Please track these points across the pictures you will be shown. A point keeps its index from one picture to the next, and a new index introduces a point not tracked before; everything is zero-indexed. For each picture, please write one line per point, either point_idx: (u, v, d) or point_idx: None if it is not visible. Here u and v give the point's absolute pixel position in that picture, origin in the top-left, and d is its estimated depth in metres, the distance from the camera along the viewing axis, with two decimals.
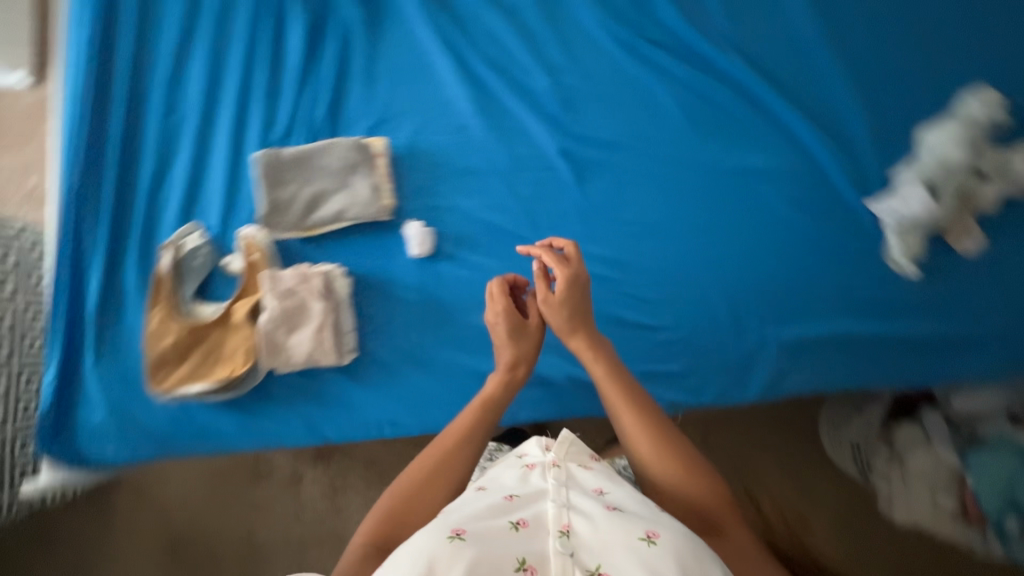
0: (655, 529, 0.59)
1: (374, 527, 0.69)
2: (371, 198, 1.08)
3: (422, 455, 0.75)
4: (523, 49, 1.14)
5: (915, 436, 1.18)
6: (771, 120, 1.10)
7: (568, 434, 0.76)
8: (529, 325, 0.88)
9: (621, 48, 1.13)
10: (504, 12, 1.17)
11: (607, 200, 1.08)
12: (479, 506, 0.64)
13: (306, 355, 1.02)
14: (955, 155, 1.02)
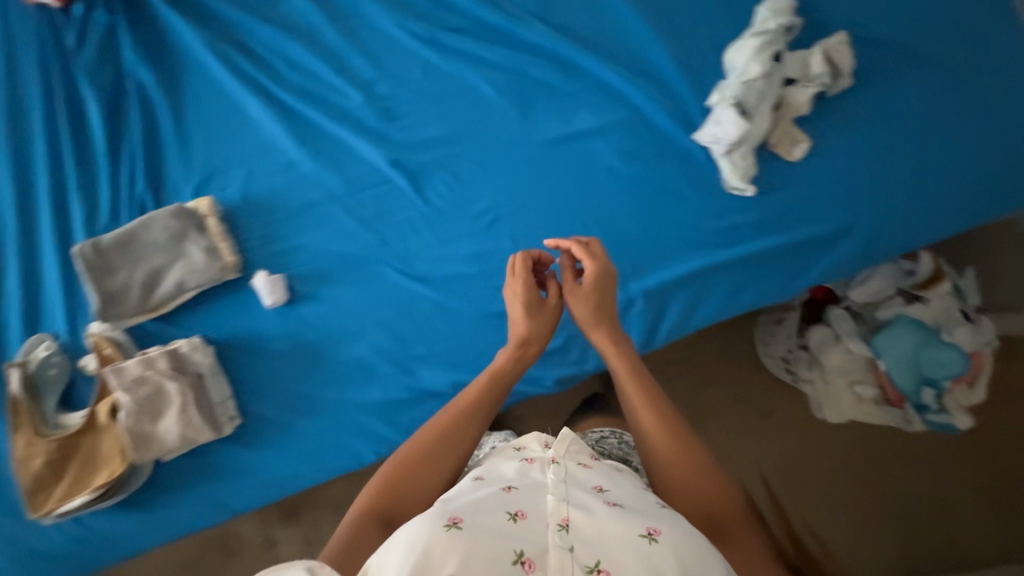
0: (657, 525, 0.51)
1: (370, 507, 0.64)
2: (210, 260, 0.93)
3: (423, 435, 0.71)
4: (332, 72, 1.01)
5: (826, 335, 1.21)
6: (581, 76, 1.00)
7: (568, 431, 0.64)
8: (548, 301, 0.81)
9: (425, 43, 1.02)
10: (304, 35, 1.03)
11: (453, 199, 0.97)
12: (476, 494, 0.54)
13: (180, 441, 0.89)
14: (761, 71, 0.92)
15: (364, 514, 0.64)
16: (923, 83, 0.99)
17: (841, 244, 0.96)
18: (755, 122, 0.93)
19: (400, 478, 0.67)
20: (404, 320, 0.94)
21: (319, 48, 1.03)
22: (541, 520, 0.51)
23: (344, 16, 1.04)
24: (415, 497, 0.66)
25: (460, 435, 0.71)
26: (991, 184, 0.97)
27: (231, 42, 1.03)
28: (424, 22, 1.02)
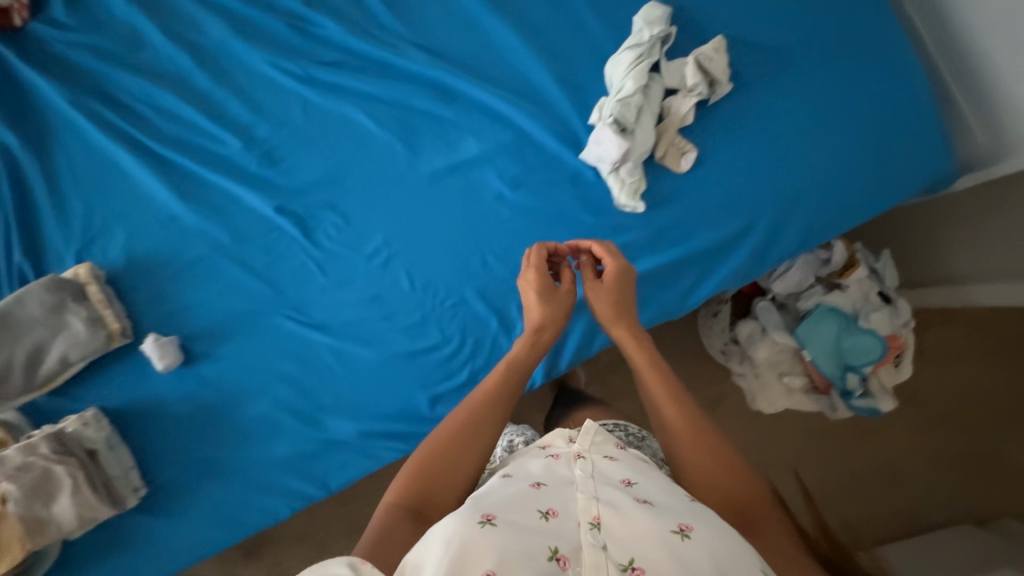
0: (688, 522, 0.54)
1: (406, 487, 0.67)
2: (92, 331, 0.91)
3: (449, 428, 0.73)
4: (208, 118, 0.99)
5: (754, 328, 1.30)
6: (462, 101, 0.99)
7: (591, 425, 0.69)
8: (561, 287, 0.87)
9: (301, 80, 0.99)
10: (170, 82, 1.00)
11: (343, 241, 0.97)
12: (509, 490, 0.59)
13: (78, 521, 0.89)
14: (634, 87, 0.93)
15: (401, 493, 0.67)
16: (809, 83, 1.00)
17: (743, 242, 0.98)
18: (635, 139, 0.94)
19: (435, 458, 0.70)
20: (307, 371, 0.96)
21: (191, 94, 1.00)
22: (572, 517, 0.55)
23: (216, 59, 1.01)
24: (449, 472, 0.69)
25: (488, 415, 0.75)
26: (884, 177, 1.00)
27: (96, 94, 0.99)
28: (298, 60, 1.00)
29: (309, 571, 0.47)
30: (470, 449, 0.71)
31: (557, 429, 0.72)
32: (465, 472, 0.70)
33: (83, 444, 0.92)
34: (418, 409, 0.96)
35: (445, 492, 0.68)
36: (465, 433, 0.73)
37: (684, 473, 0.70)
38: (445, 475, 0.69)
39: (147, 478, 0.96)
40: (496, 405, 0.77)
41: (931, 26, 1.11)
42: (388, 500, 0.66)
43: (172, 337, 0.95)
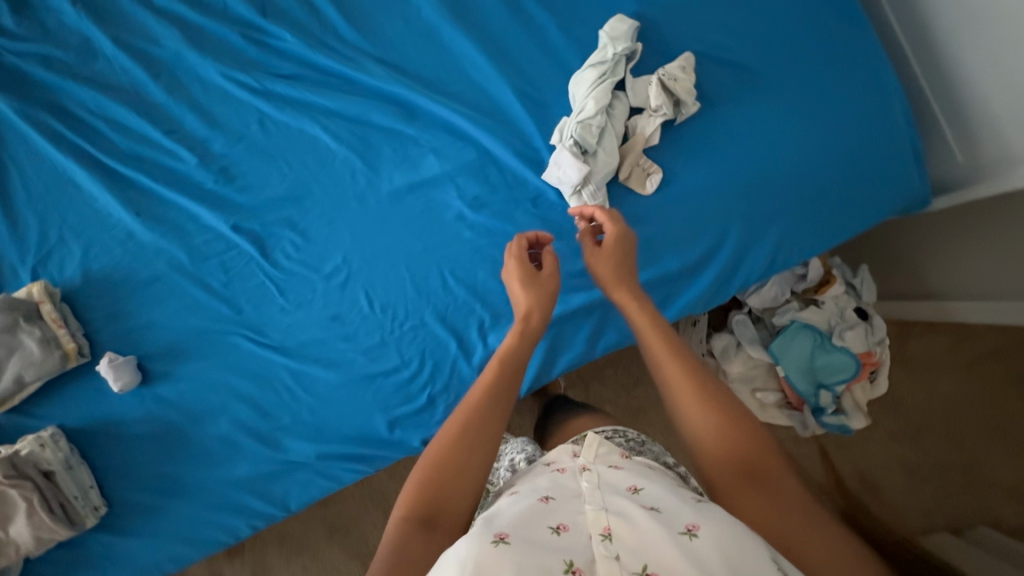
0: (696, 521, 0.55)
1: (415, 496, 0.64)
2: (46, 352, 0.94)
3: (453, 425, 0.70)
4: (161, 133, 1.01)
5: (729, 342, 1.33)
6: (423, 118, 1.00)
7: (593, 439, 0.74)
8: (541, 274, 0.88)
9: (259, 94, 1.01)
10: (128, 95, 1.02)
11: (302, 260, 1.00)
12: (519, 508, 0.60)
13: (36, 541, 0.92)
14: (595, 108, 0.92)
15: (409, 503, 0.64)
16: (778, 104, 0.99)
17: (709, 264, 0.99)
18: (595, 161, 0.94)
19: (440, 462, 0.67)
20: (265, 391, 0.99)
21: (145, 107, 1.02)
22: (583, 531, 0.56)
23: (172, 72, 1.02)
24: (457, 477, 0.66)
25: (491, 409, 0.73)
26: (856, 198, 1.00)
27: (50, 108, 1.01)
28: (255, 72, 1.01)
29: None
30: (476, 448, 0.69)
31: (563, 447, 0.76)
32: (473, 474, 0.67)
33: (38, 466, 0.93)
34: (378, 432, 0.99)
35: (455, 497, 0.65)
36: (468, 432, 0.70)
37: (685, 431, 0.69)
38: (454, 480, 0.66)
39: (106, 497, 0.99)
40: (498, 398, 0.75)
41: (911, 34, 1.06)
42: (397, 512, 0.63)
43: (128, 357, 0.98)
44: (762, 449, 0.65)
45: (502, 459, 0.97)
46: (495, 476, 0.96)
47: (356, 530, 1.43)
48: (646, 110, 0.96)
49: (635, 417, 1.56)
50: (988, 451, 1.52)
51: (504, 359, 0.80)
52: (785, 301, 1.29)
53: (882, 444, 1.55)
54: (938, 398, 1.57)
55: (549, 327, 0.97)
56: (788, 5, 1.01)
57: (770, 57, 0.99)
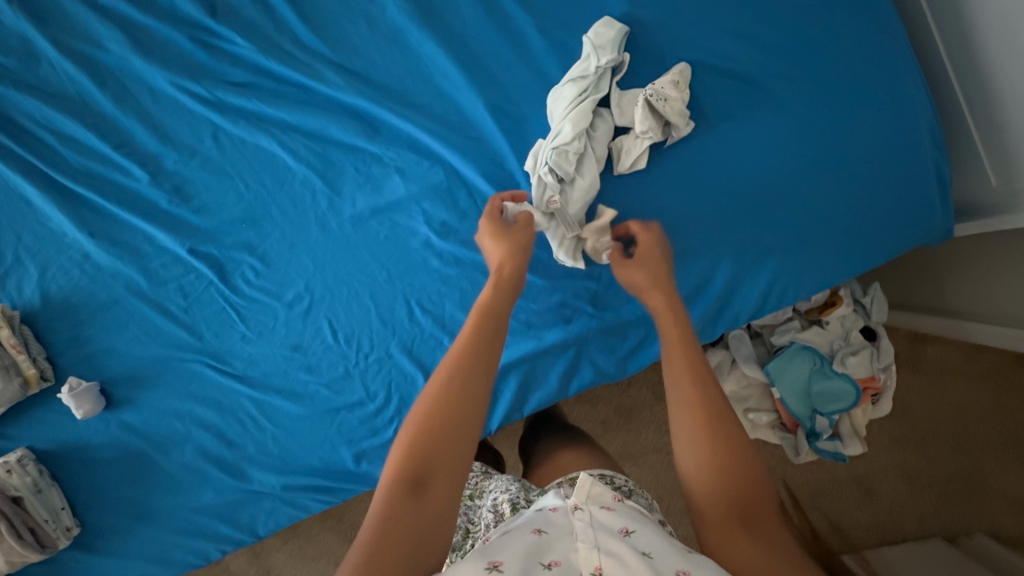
0: (686, 567, 0.51)
1: (402, 458, 0.58)
2: (6, 379, 0.90)
3: (446, 371, 0.64)
4: (112, 147, 0.95)
5: (724, 358, 1.24)
6: (387, 133, 0.94)
7: (585, 477, 0.65)
8: (515, 227, 0.82)
9: (212, 106, 0.95)
10: (75, 104, 0.95)
11: (263, 286, 0.95)
12: (509, 543, 0.56)
13: (9, 563, 0.93)
14: (572, 132, 0.85)
15: (396, 466, 0.57)
16: (781, 123, 0.89)
17: (700, 298, 0.91)
18: (572, 190, 0.86)
19: (428, 423, 0.60)
20: (229, 420, 0.96)
21: (94, 118, 0.96)
22: (574, 569, 0.52)
23: (119, 79, 0.95)
24: (448, 439, 0.59)
25: (478, 361, 0.66)
26: (868, 227, 0.91)
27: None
28: (208, 81, 0.95)
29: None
30: (466, 406, 0.62)
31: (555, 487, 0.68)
32: (463, 432, 0.61)
33: (5, 493, 0.91)
34: (343, 464, 0.96)
35: (445, 458, 0.58)
36: (456, 391, 0.62)
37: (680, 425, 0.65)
38: (443, 442, 0.59)
39: (79, 518, 0.98)
40: (487, 351, 0.67)
41: (946, 35, 0.92)
42: (385, 476, 0.57)
43: (91, 383, 0.95)
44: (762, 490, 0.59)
45: (485, 497, 0.84)
46: (477, 516, 0.83)
47: (349, 515, 1.41)
48: (632, 131, 0.88)
49: (626, 417, 1.41)
50: (997, 459, 1.38)
51: (485, 312, 0.73)
52: (787, 320, 1.22)
53: (881, 449, 1.42)
54: (947, 405, 1.42)
55: (519, 363, 0.92)
56: (793, 10, 0.90)
57: (769, 69, 0.89)
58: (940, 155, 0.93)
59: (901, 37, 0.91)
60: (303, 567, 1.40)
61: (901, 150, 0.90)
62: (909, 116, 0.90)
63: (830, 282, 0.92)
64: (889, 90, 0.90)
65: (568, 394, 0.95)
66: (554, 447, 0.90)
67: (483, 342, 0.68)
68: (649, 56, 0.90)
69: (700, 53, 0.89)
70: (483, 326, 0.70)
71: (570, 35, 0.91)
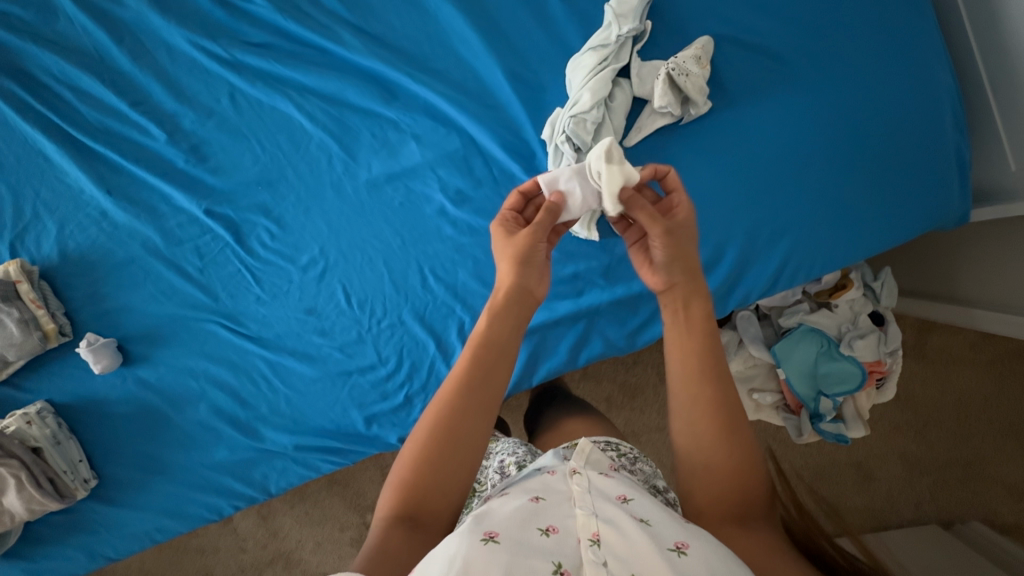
0: (686, 539, 0.53)
1: (394, 497, 0.60)
2: (26, 332, 0.92)
3: (432, 423, 0.63)
4: (128, 105, 0.95)
5: (731, 338, 1.25)
6: (404, 98, 0.94)
7: (584, 443, 0.69)
8: (521, 233, 0.73)
9: (228, 66, 0.94)
10: (92, 60, 0.95)
11: (278, 250, 0.96)
12: (509, 508, 0.57)
13: (29, 511, 0.96)
14: (591, 101, 0.84)
15: (391, 502, 0.59)
16: (803, 101, 0.89)
17: (711, 273, 0.90)
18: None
19: (422, 464, 0.60)
20: (242, 380, 0.98)
21: (111, 76, 0.95)
22: (572, 534, 0.54)
23: (136, 36, 0.95)
24: (441, 479, 0.60)
25: (476, 400, 0.64)
26: (884, 212, 0.91)
27: (11, 72, 0.94)
28: (224, 40, 0.94)
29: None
30: (459, 447, 0.61)
31: (553, 450, 0.70)
32: (457, 470, 0.61)
33: (25, 443, 0.94)
34: (355, 426, 0.98)
35: (439, 496, 0.60)
36: (450, 436, 0.62)
37: (680, 369, 0.67)
38: (435, 484, 0.60)
39: (96, 470, 1.01)
40: (483, 385, 0.65)
41: (974, 13, 0.90)
42: (381, 510, 0.59)
43: (108, 339, 0.97)
44: (754, 472, 0.62)
45: (492, 458, 0.86)
46: (482, 475, 0.85)
47: (354, 482, 1.44)
48: (650, 104, 0.88)
49: (631, 395, 1.42)
50: (1000, 451, 1.39)
51: (482, 346, 0.67)
52: (795, 302, 1.22)
53: (882, 435, 1.43)
54: (951, 393, 1.43)
55: (528, 334, 0.93)
56: None
57: (793, 45, 0.89)
58: (963, 140, 0.92)
59: (929, 14, 0.90)
60: (310, 531, 1.44)
61: (921, 130, 0.90)
62: (932, 98, 0.89)
63: (843, 262, 0.92)
64: (913, 71, 0.89)
65: (577, 365, 0.96)
66: (560, 414, 0.92)
67: (482, 373, 0.65)
68: (670, 30, 0.89)
69: (722, 26, 0.89)
70: (481, 354, 0.66)
71: (591, 5, 0.91)
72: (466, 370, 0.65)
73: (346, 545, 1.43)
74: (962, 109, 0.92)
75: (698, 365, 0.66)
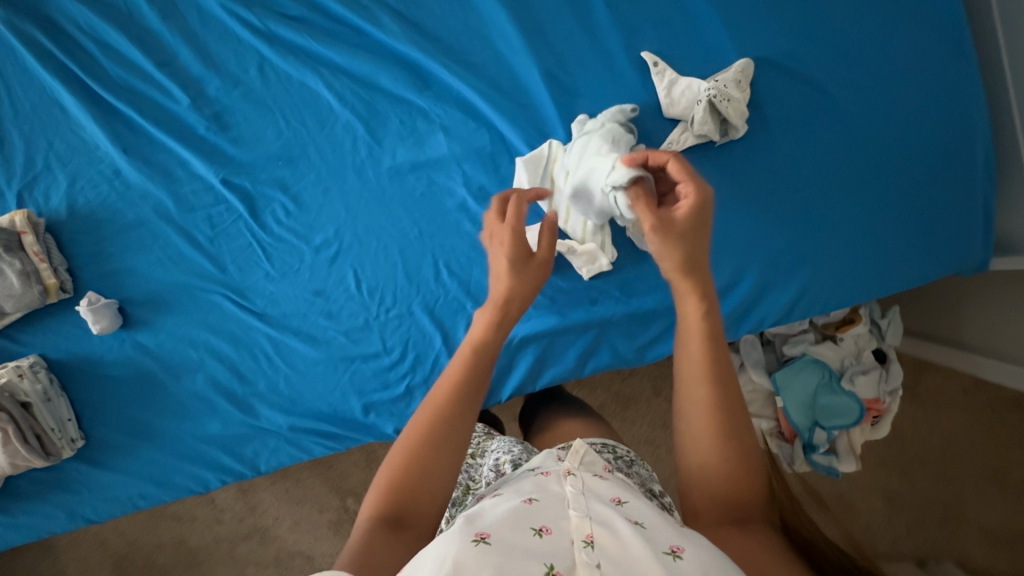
0: (681, 543, 0.52)
1: (382, 495, 0.59)
2: (26, 285, 0.90)
3: (423, 421, 0.64)
4: (154, 65, 0.93)
5: (733, 361, 1.25)
6: (436, 88, 0.92)
7: (579, 444, 0.68)
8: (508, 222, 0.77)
9: (261, 36, 0.92)
10: (121, 15, 0.93)
11: (292, 228, 0.94)
12: (502, 510, 0.57)
13: (13, 466, 0.94)
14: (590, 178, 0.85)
15: (377, 502, 0.58)
16: (836, 134, 0.88)
17: (726, 298, 0.89)
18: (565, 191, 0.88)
19: (411, 463, 0.61)
20: (243, 354, 0.97)
21: (139, 33, 0.93)
22: (565, 535, 0.53)
23: None
24: (429, 475, 0.60)
25: (468, 399, 0.67)
26: (907, 249, 0.90)
27: (36, 19, 0.92)
28: (259, 9, 0.92)
29: None
30: (453, 444, 0.63)
31: (547, 451, 0.70)
32: (444, 473, 0.61)
33: (15, 397, 0.92)
34: (352, 413, 0.97)
35: (427, 497, 0.59)
36: (440, 427, 0.63)
37: (687, 336, 0.68)
38: (421, 479, 0.60)
39: (84, 431, 0.99)
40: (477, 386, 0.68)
41: (1016, 64, 0.90)
42: (365, 511, 0.58)
43: (109, 300, 0.95)
44: (751, 480, 0.61)
45: (487, 456, 0.85)
46: (477, 474, 0.84)
47: (338, 465, 1.44)
48: (684, 122, 0.88)
49: (623, 406, 1.41)
50: (980, 496, 1.39)
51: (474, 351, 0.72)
52: (801, 331, 1.23)
53: (866, 469, 1.44)
54: (939, 435, 1.43)
55: (537, 337, 0.92)
56: (865, 18, 0.88)
57: (832, 76, 0.88)
58: (992, 189, 0.91)
59: (972, 61, 0.89)
60: (288, 509, 1.42)
61: (948, 175, 0.90)
62: (965, 141, 0.89)
63: (860, 298, 0.91)
64: (948, 114, 0.89)
65: (583, 374, 0.95)
66: (556, 414, 0.91)
67: (471, 373, 0.69)
68: (713, 49, 0.89)
69: (764, 51, 0.88)
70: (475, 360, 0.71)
71: (636, 15, 0.89)
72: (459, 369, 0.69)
73: (323, 527, 1.42)
74: (993, 157, 0.92)
75: (699, 372, 0.66)
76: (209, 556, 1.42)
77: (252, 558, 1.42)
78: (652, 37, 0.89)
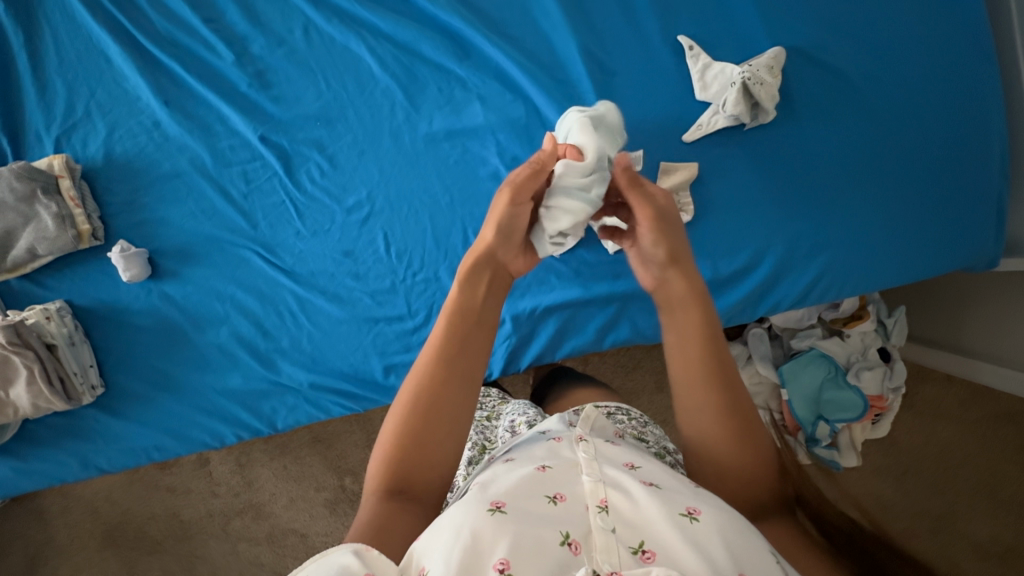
0: (697, 505, 0.52)
1: (382, 471, 0.59)
2: (61, 228, 0.92)
3: (410, 397, 0.62)
4: (201, 21, 0.95)
5: (741, 353, 1.27)
6: (475, 59, 0.95)
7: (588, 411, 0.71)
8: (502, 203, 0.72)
9: None
10: None
11: (326, 187, 0.96)
12: (514, 477, 0.56)
13: (33, 408, 0.94)
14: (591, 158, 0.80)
15: (379, 477, 0.59)
16: (860, 125, 0.92)
17: (743, 279, 0.93)
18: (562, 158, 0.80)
19: (405, 439, 0.60)
20: (268, 310, 0.98)
21: None
22: (580, 502, 0.53)
23: None
24: (425, 450, 0.60)
25: (456, 368, 0.63)
26: (921, 241, 0.93)
27: None
28: None
29: (315, 561, 0.48)
30: (447, 418, 0.61)
31: (559, 414, 0.70)
32: (439, 444, 0.61)
33: (42, 338, 0.93)
34: (373, 373, 0.98)
35: (427, 469, 0.60)
36: (431, 404, 0.61)
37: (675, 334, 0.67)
38: (424, 456, 0.60)
39: (104, 379, 1.00)
40: (464, 353, 0.64)
41: None
42: (369, 486, 0.59)
43: (140, 249, 0.96)
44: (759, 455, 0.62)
45: (502, 418, 0.87)
46: (493, 435, 0.86)
47: (338, 445, 1.44)
48: (715, 106, 0.91)
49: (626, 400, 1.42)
50: (973, 509, 1.36)
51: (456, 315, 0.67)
52: (808, 326, 1.25)
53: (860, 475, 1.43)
54: (934, 445, 1.42)
55: (559, 309, 0.94)
56: (893, 15, 0.92)
57: (859, 70, 0.92)
58: (1007, 186, 0.95)
59: (993, 62, 0.93)
60: (284, 486, 1.43)
61: (963, 174, 0.93)
62: (982, 140, 0.93)
63: (874, 284, 0.94)
64: (968, 113, 0.93)
65: (603, 346, 0.97)
66: (572, 381, 0.93)
67: (459, 342, 0.65)
68: (747, 36, 0.92)
69: (795, 41, 0.92)
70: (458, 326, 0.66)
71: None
72: (445, 339, 0.64)
73: (319, 505, 1.42)
74: (1008, 157, 0.95)
75: (695, 362, 0.65)
76: (200, 530, 1.42)
77: (244, 534, 1.41)
78: (688, 22, 0.93)
